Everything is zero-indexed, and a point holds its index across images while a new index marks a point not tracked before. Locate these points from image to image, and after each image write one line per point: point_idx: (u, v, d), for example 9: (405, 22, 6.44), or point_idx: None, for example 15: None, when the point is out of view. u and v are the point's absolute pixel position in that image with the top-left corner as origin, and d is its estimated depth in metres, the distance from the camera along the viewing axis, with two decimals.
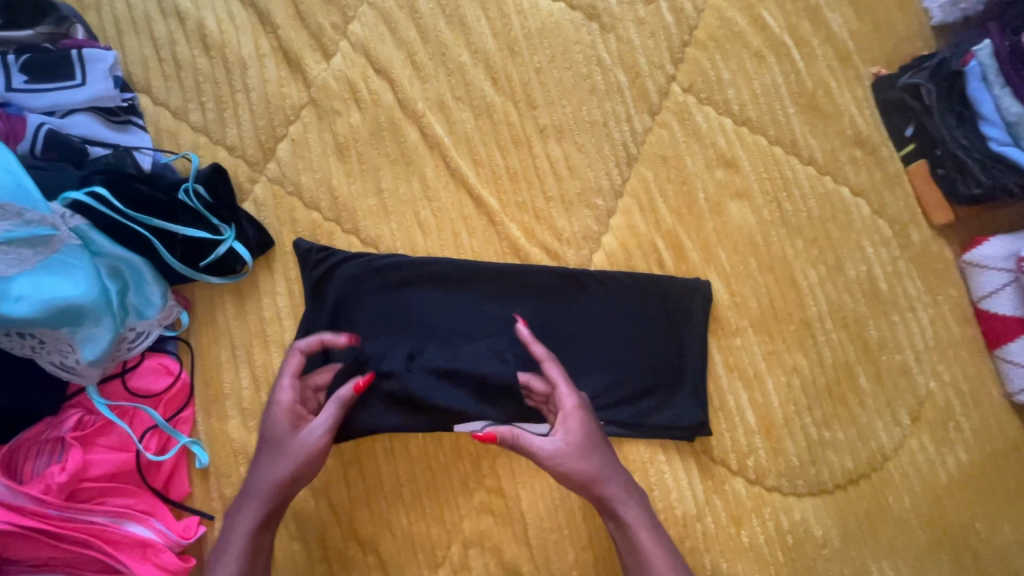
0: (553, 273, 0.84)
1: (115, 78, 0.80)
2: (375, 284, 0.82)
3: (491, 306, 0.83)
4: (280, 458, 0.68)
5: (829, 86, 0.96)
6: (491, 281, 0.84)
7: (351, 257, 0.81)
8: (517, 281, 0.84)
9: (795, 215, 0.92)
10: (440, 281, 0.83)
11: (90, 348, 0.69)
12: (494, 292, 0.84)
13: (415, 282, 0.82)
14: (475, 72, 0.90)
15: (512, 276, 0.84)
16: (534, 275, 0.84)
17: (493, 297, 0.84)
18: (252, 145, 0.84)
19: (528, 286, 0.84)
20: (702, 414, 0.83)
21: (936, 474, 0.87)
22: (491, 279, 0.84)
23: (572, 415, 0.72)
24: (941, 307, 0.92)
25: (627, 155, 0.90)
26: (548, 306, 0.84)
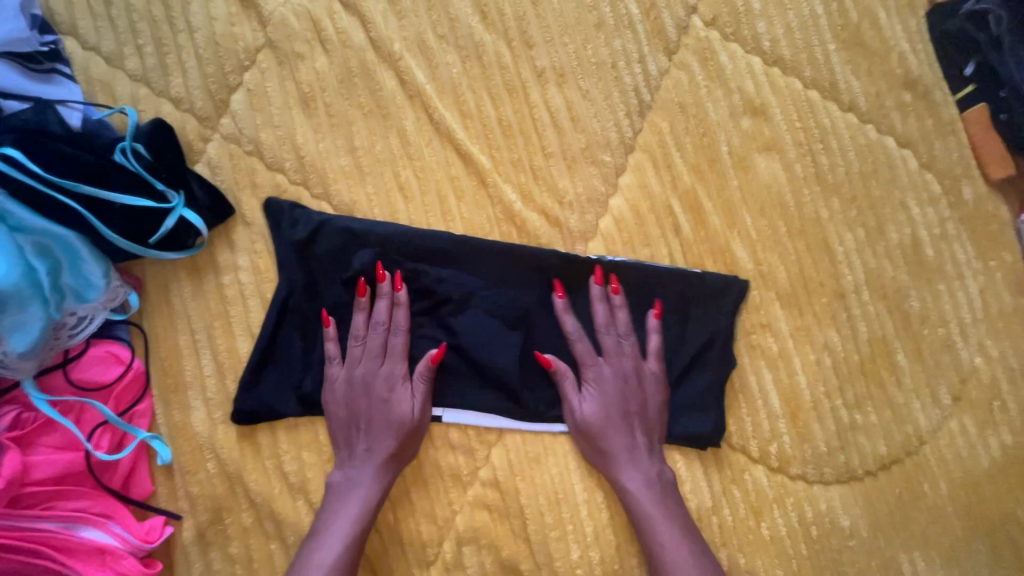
0: (562, 257, 0.73)
1: (32, 17, 0.68)
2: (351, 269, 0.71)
3: (493, 300, 0.72)
4: (389, 436, 0.68)
5: (876, 16, 0.82)
6: (496, 271, 0.73)
7: (330, 225, 0.71)
8: (519, 259, 0.73)
9: (832, 170, 0.80)
10: (432, 258, 0.72)
11: (20, 338, 0.60)
12: (495, 275, 0.73)
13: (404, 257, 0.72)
14: (462, 5, 0.76)
15: (511, 259, 0.73)
16: (546, 263, 0.73)
17: (493, 283, 0.73)
18: (201, 97, 0.72)
19: (538, 278, 0.73)
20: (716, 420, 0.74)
21: (977, 458, 0.79)
22: (497, 265, 0.73)
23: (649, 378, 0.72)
24: (993, 274, 0.82)
25: (639, 103, 0.78)
26: (560, 297, 0.73)
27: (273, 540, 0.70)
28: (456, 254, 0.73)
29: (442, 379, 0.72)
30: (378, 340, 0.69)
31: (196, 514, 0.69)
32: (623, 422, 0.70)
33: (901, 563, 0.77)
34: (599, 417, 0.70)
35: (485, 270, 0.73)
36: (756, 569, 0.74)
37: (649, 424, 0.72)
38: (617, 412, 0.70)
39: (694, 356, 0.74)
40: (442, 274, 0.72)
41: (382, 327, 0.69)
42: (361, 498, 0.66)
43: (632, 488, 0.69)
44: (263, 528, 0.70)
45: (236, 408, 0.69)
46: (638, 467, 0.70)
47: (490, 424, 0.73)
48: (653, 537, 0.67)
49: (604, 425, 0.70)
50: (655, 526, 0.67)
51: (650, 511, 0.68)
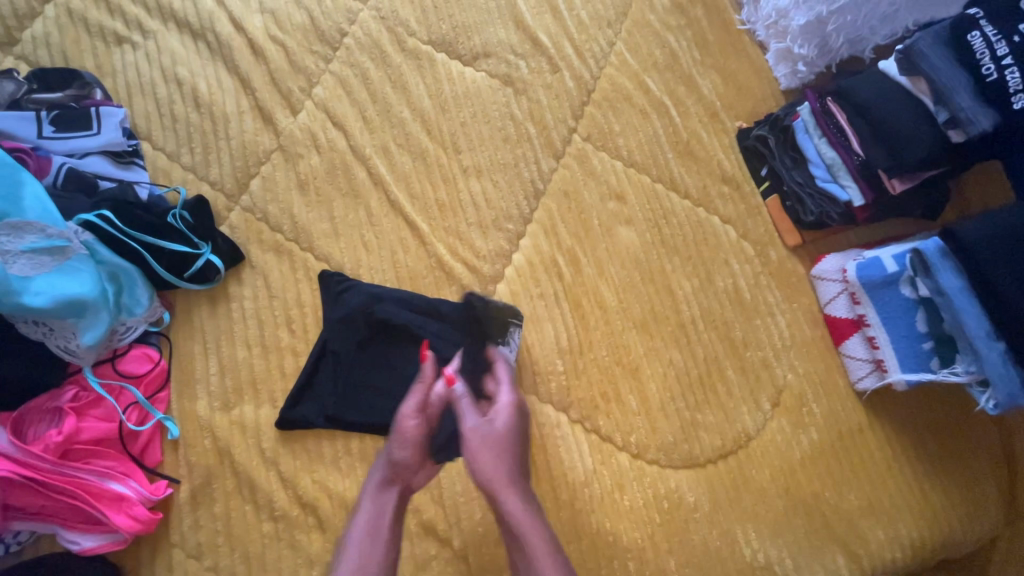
0: (463, 306, 1.03)
1: (124, 129, 1.03)
2: (354, 318, 1.00)
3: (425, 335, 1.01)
4: (389, 461, 0.80)
5: (700, 136, 1.19)
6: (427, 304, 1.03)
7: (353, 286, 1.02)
8: (437, 308, 1.03)
9: (673, 237, 1.13)
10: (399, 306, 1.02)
11: (89, 335, 0.86)
12: (423, 321, 1.02)
13: (383, 306, 1.01)
14: (414, 125, 1.13)
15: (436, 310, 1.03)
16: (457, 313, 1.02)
17: (424, 328, 1.01)
18: (231, 181, 1.05)
19: (497, 331, 1.02)
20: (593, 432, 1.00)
21: (793, 450, 1.04)
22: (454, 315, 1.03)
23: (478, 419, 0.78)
24: (796, 312, 1.12)
25: (535, 190, 1.12)
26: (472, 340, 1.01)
27: (248, 501, 0.92)
28: (431, 312, 1.03)
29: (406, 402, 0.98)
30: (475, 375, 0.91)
31: (191, 479, 0.92)
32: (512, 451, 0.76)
33: (736, 532, 0.99)
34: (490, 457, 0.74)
35: (449, 323, 1.02)
36: (620, 533, 0.96)
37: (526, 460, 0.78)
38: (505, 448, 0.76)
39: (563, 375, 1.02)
40: (406, 319, 1.01)
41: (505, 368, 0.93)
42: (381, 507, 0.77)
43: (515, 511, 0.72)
44: (241, 490, 0.92)
45: (280, 419, 0.95)
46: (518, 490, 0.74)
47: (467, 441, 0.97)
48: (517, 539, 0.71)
49: (492, 466, 0.74)
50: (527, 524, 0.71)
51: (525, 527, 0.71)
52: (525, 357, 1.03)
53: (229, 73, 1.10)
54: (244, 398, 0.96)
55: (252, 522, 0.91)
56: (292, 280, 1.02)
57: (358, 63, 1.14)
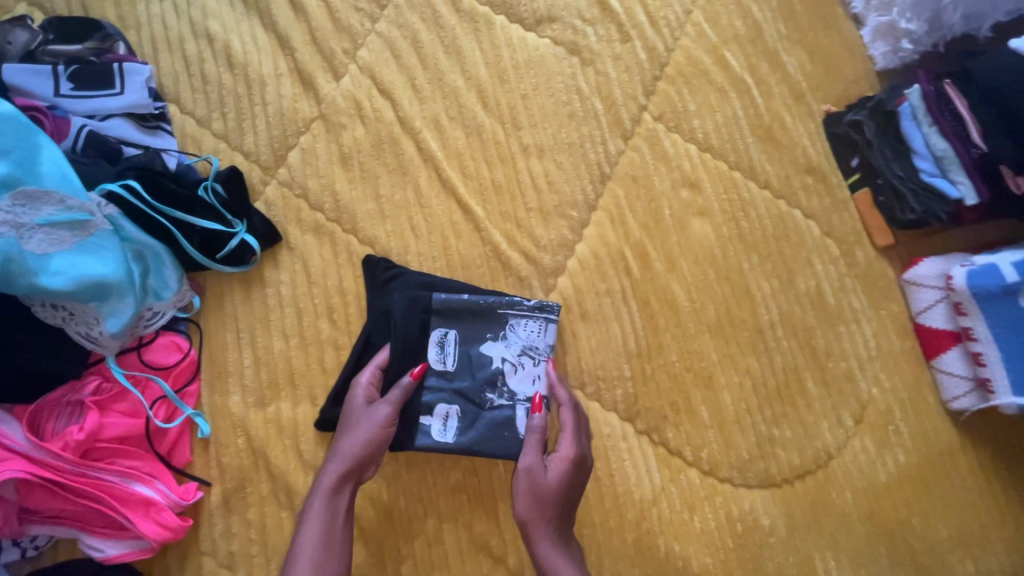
0: (478, 301, 0.87)
1: (150, 89, 0.91)
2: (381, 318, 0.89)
3: (429, 334, 0.86)
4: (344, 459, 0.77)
5: (784, 120, 1.07)
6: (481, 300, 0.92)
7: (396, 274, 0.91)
8: (449, 304, 0.87)
9: (751, 232, 1.02)
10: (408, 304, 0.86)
11: (113, 322, 0.77)
12: (427, 318, 0.87)
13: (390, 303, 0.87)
14: (468, 96, 1.01)
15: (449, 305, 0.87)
16: (465, 309, 0.87)
17: (429, 326, 0.87)
18: (266, 152, 0.94)
19: (491, 324, 0.88)
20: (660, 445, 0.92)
21: (876, 472, 0.96)
22: (475, 313, 0.88)
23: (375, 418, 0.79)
24: (883, 320, 1.01)
25: (601, 174, 1.01)
26: (478, 338, 0.87)
27: (285, 508, 0.84)
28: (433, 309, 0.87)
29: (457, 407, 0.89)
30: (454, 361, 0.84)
31: (224, 481, 0.84)
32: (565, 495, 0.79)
33: (813, 559, 0.91)
34: (549, 486, 0.78)
35: (463, 321, 0.87)
36: (689, 556, 0.88)
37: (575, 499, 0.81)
38: (574, 481, 0.80)
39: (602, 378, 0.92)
40: (411, 316, 0.86)
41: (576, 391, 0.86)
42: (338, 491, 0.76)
43: (549, 552, 0.76)
44: (278, 496, 0.84)
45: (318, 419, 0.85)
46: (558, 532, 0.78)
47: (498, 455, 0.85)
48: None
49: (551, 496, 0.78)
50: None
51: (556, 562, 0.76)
52: (587, 360, 0.93)
53: (265, 29, 0.98)
54: (280, 395, 0.87)
55: (289, 531, 0.83)
56: (334, 264, 0.92)
57: (407, 23, 1.01)
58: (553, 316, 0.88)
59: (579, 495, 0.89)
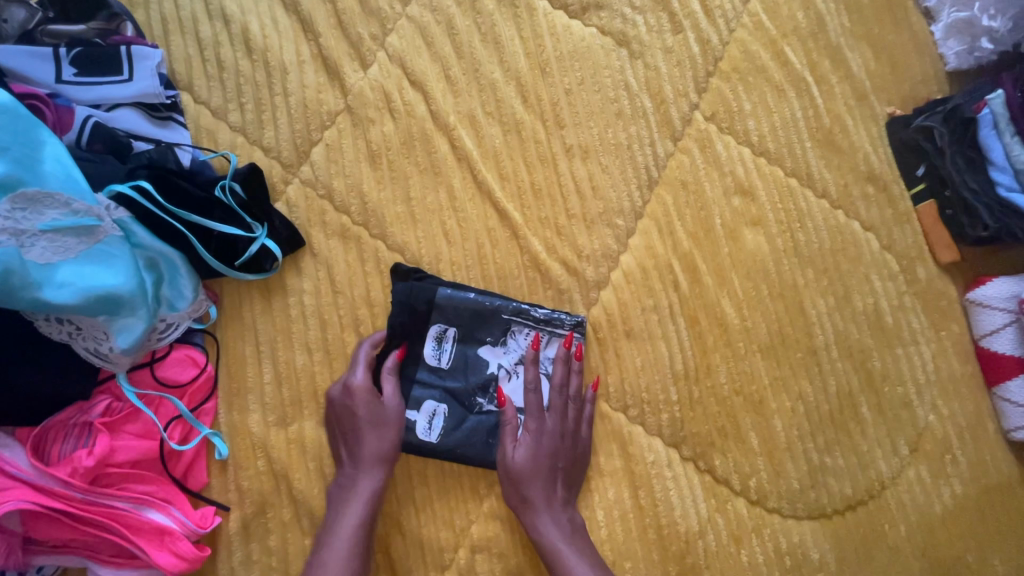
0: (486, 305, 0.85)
1: (161, 76, 0.83)
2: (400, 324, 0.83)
3: (433, 336, 0.84)
4: (377, 468, 0.77)
5: (846, 123, 0.99)
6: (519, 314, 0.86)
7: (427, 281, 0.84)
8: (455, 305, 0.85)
9: (807, 245, 0.95)
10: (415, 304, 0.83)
11: (124, 337, 0.70)
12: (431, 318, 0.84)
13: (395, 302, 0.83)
14: (507, 89, 0.92)
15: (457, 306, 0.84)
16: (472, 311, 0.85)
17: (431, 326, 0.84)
18: (288, 147, 0.87)
19: (493, 328, 0.86)
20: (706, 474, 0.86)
21: (932, 504, 0.90)
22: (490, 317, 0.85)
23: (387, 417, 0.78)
24: (943, 342, 0.95)
25: (649, 178, 0.93)
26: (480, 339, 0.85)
27: (308, 535, 0.78)
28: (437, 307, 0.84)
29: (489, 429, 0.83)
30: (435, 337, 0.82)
31: (243, 507, 0.78)
32: (547, 474, 0.80)
33: None
34: (526, 470, 0.79)
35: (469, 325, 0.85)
36: None
37: (569, 478, 0.82)
38: (546, 461, 0.80)
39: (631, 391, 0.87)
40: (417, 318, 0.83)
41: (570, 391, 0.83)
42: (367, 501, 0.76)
43: (549, 535, 0.77)
44: (301, 522, 0.78)
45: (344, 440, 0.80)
46: (554, 515, 0.79)
47: (472, 462, 0.82)
48: (561, 563, 0.76)
49: (530, 481, 0.79)
50: (566, 562, 0.76)
51: (557, 543, 0.77)
52: (630, 381, 0.87)
53: (286, 10, 0.89)
54: (303, 414, 0.80)
55: None
56: (361, 273, 0.85)
57: (441, 8, 0.92)
58: (559, 331, 0.86)
59: (620, 524, 0.84)
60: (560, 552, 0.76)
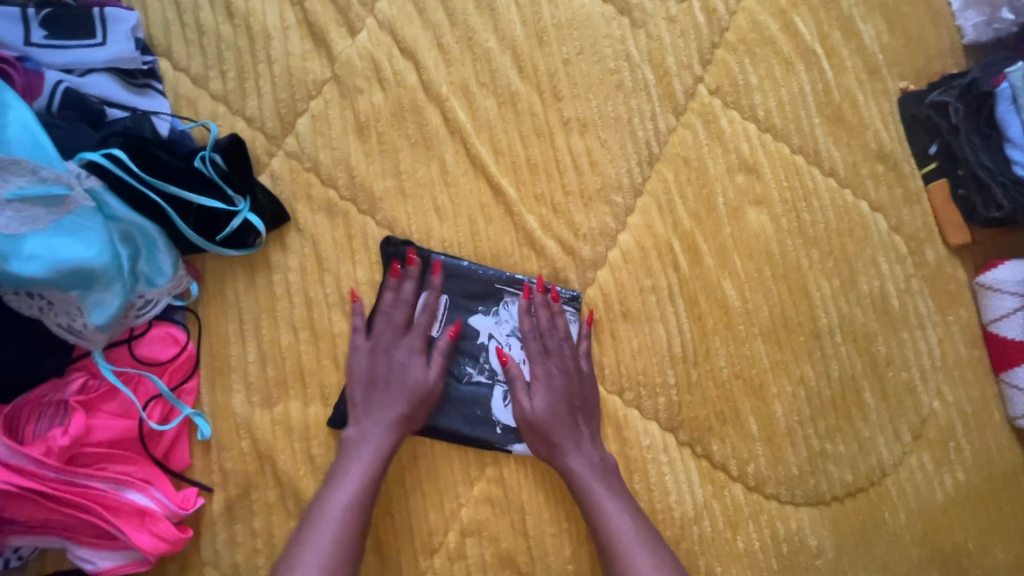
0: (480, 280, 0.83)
1: (137, 40, 0.79)
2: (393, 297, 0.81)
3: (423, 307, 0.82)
4: (401, 405, 0.76)
5: (856, 98, 0.95)
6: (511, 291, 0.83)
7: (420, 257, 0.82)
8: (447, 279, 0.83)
9: (813, 225, 0.91)
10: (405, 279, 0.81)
11: (99, 313, 0.68)
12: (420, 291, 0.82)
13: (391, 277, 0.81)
14: (502, 59, 0.88)
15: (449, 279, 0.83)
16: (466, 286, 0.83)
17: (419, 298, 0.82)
18: (272, 118, 0.83)
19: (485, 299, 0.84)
20: (703, 459, 0.84)
21: (934, 492, 0.88)
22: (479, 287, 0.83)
23: (362, 347, 0.78)
24: (950, 327, 0.92)
25: (649, 154, 0.89)
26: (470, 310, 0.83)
27: (293, 517, 0.76)
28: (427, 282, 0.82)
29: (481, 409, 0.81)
30: (402, 315, 0.79)
31: (226, 488, 0.76)
32: (567, 416, 0.78)
33: None
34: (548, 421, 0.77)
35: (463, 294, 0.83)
36: None
37: (590, 415, 0.80)
38: (563, 403, 0.78)
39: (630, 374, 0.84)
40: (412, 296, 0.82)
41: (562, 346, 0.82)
42: (367, 465, 0.73)
43: (584, 474, 0.76)
44: (286, 504, 0.76)
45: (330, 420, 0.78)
46: (586, 456, 0.77)
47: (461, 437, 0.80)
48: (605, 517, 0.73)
49: (561, 428, 0.78)
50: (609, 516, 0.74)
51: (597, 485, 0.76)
52: (627, 363, 0.84)
53: None
54: (288, 394, 0.78)
55: None
56: (348, 250, 0.82)
57: None
58: (554, 305, 0.84)
59: None
60: (598, 497, 0.75)
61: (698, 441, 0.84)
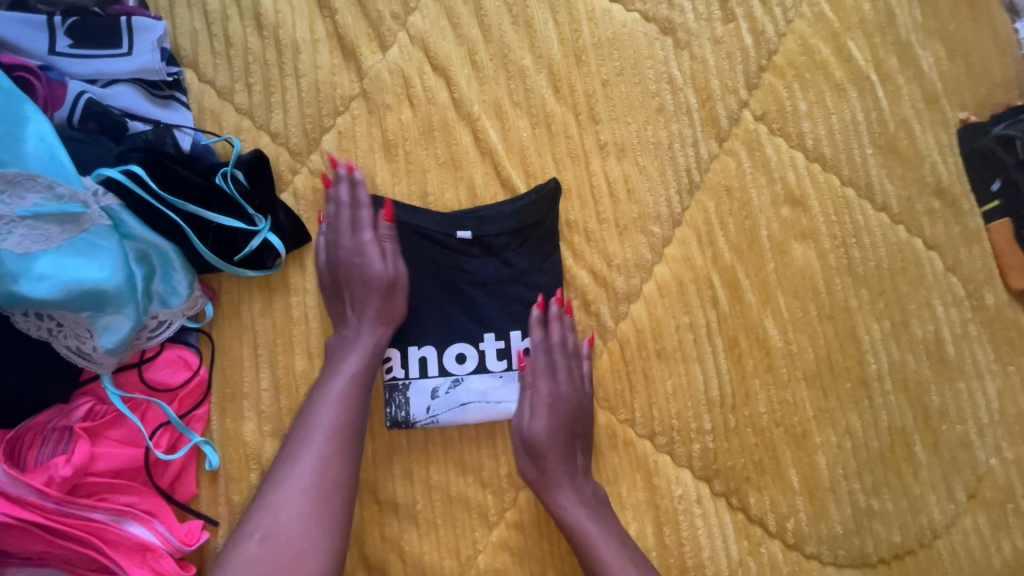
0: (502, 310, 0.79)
1: (163, 50, 0.76)
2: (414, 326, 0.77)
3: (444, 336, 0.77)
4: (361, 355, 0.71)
5: (912, 128, 0.89)
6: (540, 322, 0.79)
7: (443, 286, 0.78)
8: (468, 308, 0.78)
9: (863, 263, 0.86)
10: (422, 310, 0.78)
11: (109, 336, 0.64)
12: (438, 321, 0.78)
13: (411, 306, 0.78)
14: (537, 78, 0.84)
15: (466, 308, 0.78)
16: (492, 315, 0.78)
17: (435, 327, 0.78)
18: (297, 134, 0.80)
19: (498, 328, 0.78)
20: (739, 512, 0.78)
21: (989, 559, 0.81)
22: (507, 313, 0.79)
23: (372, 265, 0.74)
24: (1011, 378, 0.85)
25: (689, 182, 0.84)
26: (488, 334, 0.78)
27: None
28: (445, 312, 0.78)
29: (503, 449, 0.77)
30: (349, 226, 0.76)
31: (233, 523, 0.72)
32: (568, 442, 0.74)
33: None
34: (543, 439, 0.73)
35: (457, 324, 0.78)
36: None
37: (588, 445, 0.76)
38: (564, 429, 0.74)
39: (661, 419, 0.79)
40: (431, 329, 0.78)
41: (564, 347, 0.77)
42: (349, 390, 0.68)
43: (573, 511, 0.71)
44: None
45: None
46: (575, 488, 0.73)
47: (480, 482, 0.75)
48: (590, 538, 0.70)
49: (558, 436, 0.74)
50: (604, 548, 0.69)
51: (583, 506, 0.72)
52: (659, 406, 0.79)
53: None
54: None
55: None
56: None
57: None
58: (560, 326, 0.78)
59: None
60: (585, 527, 0.71)
61: (734, 491, 0.78)
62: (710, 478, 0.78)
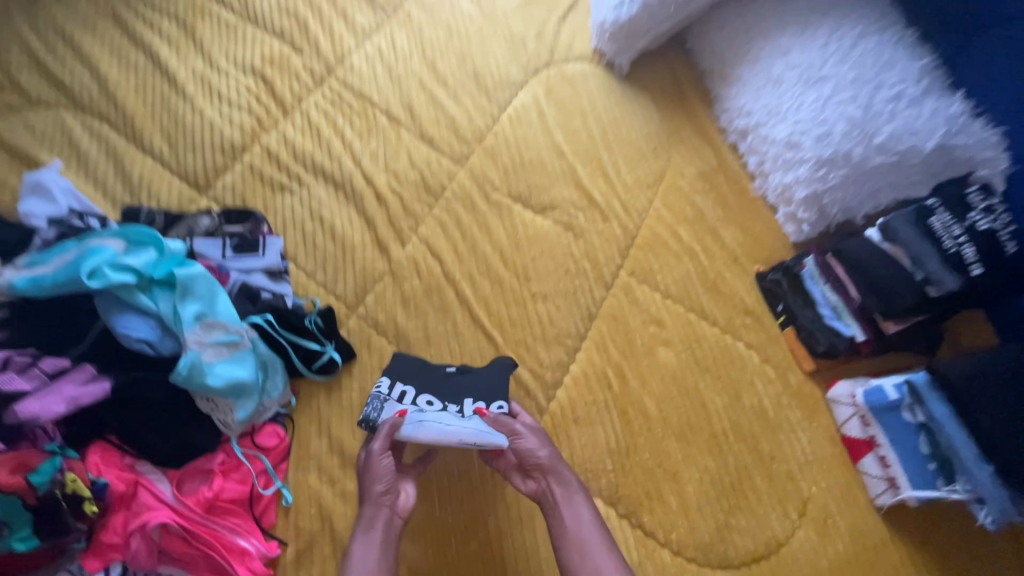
0: None
1: (281, 254, 1.36)
2: None
3: None
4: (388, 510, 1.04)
5: (725, 276, 1.44)
6: None
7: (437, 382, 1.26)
8: None
9: (704, 359, 1.35)
10: None
11: (241, 412, 1.11)
12: None
13: None
14: (494, 257, 1.42)
15: None
16: None
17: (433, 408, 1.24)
18: (351, 295, 1.35)
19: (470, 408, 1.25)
20: (638, 527, 1.16)
21: (818, 559, 1.17)
22: None
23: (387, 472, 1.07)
24: (815, 430, 1.28)
25: (589, 314, 1.37)
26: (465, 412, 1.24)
27: None
28: None
29: (477, 489, 1.18)
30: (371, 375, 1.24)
31: (298, 541, 1.10)
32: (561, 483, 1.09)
33: None
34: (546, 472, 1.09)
35: None
36: None
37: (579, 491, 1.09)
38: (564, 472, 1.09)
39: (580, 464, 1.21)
40: None
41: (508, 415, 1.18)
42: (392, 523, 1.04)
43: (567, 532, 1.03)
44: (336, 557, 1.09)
45: None
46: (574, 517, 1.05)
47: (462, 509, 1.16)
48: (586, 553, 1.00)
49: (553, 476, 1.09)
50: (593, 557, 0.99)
51: (586, 536, 1.02)
52: (578, 455, 1.21)
53: (356, 212, 1.43)
54: (345, 474, 1.15)
55: None
56: None
57: (453, 209, 1.46)
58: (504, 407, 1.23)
59: None
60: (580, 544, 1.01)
61: (632, 513, 1.17)
62: (614, 503, 1.18)
